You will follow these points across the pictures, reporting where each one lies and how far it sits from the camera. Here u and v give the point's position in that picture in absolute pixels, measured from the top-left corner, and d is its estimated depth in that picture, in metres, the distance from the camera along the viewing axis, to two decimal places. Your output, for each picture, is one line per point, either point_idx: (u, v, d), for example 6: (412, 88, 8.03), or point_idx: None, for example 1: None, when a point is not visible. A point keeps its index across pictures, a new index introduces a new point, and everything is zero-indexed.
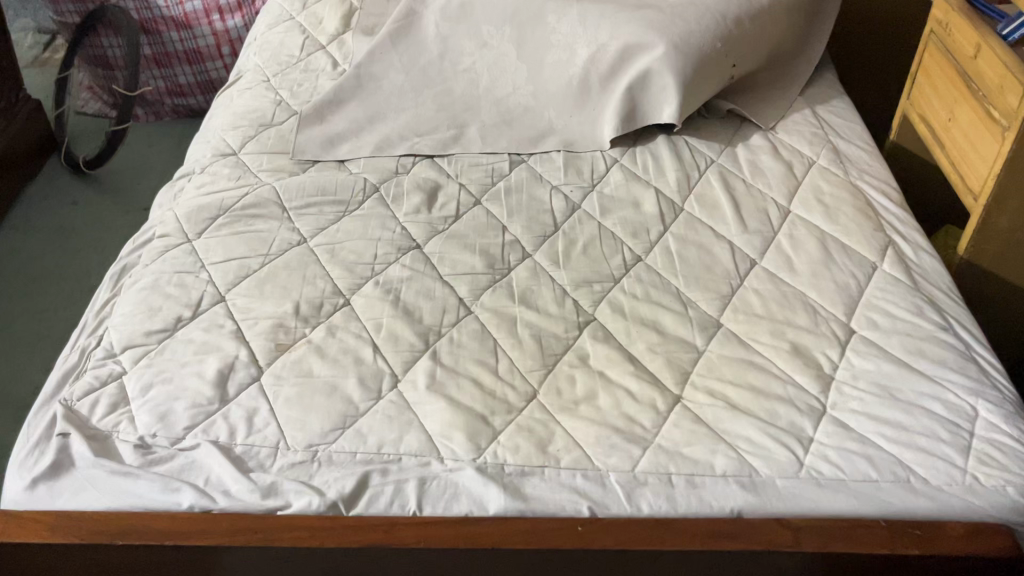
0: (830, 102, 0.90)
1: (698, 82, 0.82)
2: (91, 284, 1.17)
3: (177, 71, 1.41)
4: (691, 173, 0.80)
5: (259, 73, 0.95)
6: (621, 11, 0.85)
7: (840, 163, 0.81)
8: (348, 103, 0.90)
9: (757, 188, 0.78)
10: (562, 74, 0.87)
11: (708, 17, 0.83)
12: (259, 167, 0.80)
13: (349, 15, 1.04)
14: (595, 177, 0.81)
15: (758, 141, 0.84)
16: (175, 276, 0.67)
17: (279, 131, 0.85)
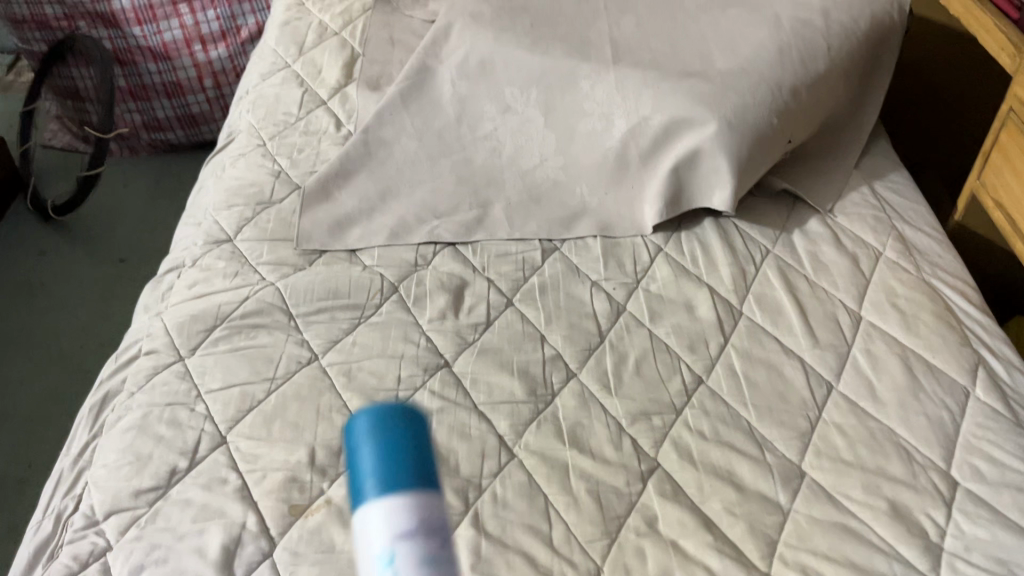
0: (888, 176, 0.82)
1: (752, 163, 0.74)
2: (62, 349, 1.07)
3: (154, 105, 1.30)
4: (747, 267, 0.72)
5: (253, 134, 0.85)
6: (665, 79, 0.75)
7: (910, 257, 0.73)
8: (357, 175, 0.80)
9: (822, 287, 0.70)
10: (596, 147, 0.78)
11: (764, 88, 0.74)
12: (258, 259, 0.70)
13: (351, 63, 0.95)
14: (638, 270, 0.72)
15: (817, 227, 0.76)
16: (167, 411, 0.57)
17: (280, 211, 0.75)
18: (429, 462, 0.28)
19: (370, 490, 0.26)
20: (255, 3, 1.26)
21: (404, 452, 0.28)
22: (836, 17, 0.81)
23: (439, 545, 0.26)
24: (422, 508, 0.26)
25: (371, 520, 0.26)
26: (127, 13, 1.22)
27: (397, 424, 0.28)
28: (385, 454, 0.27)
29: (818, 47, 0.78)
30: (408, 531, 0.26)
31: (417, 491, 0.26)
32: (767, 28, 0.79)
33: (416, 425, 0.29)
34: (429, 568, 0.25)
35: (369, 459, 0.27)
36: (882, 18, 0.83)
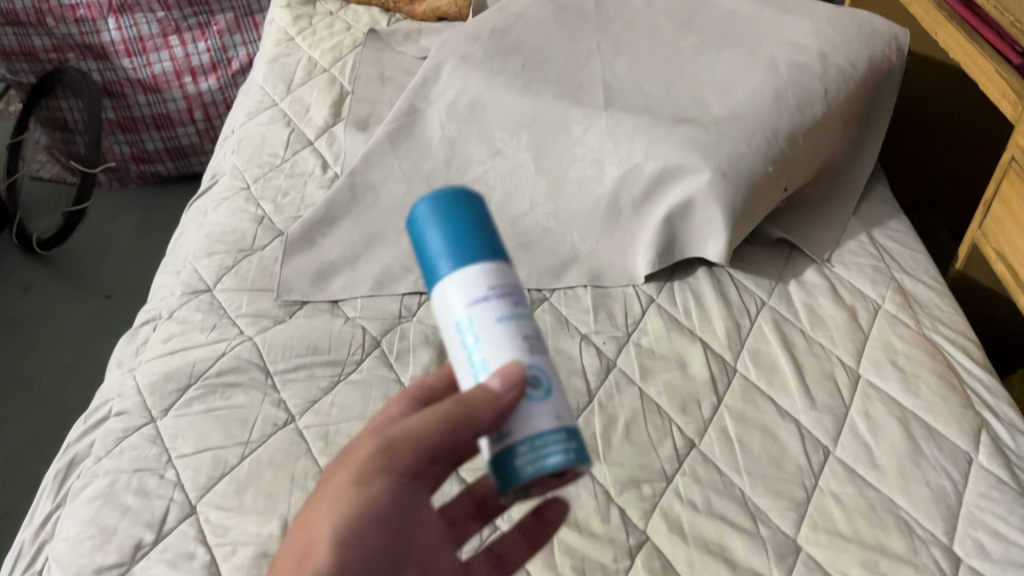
0: (888, 223, 0.80)
1: (748, 213, 0.72)
2: (44, 390, 1.04)
3: (144, 136, 1.29)
4: (742, 320, 0.69)
5: (237, 177, 0.83)
6: (658, 125, 0.74)
7: (910, 310, 0.70)
8: (342, 220, 0.78)
9: (818, 342, 0.68)
10: (588, 193, 0.76)
11: (759, 135, 0.72)
12: (237, 310, 0.68)
13: (339, 102, 0.94)
14: (629, 323, 0.70)
15: (814, 278, 0.73)
16: (135, 478, 0.55)
17: (261, 260, 0.73)
18: (483, 228, 0.37)
19: (445, 265, 0.36)
20: (246, 34, 1.25)
21: (461, 228, 0.37)
22: (833, 60, 0.80)
23: (508, 299, 0.35)
24: (488, 263, 0.36)
25: (451, 282, 0.36)
26: (116, 45, 1.21)
27: (453, 203, 0.37)
28: (452, 231, 0.37)
29: (815, 92, 0.77)
30: (484, 288, 0.35)
31: (483, 255, 0.36)
32: (762, 69, 0.79)
33: (464, 202, 0.38)
34: (502, 319, 0.35)
35: (438, 237, 0.37)
36: (881, 60, 0.83)
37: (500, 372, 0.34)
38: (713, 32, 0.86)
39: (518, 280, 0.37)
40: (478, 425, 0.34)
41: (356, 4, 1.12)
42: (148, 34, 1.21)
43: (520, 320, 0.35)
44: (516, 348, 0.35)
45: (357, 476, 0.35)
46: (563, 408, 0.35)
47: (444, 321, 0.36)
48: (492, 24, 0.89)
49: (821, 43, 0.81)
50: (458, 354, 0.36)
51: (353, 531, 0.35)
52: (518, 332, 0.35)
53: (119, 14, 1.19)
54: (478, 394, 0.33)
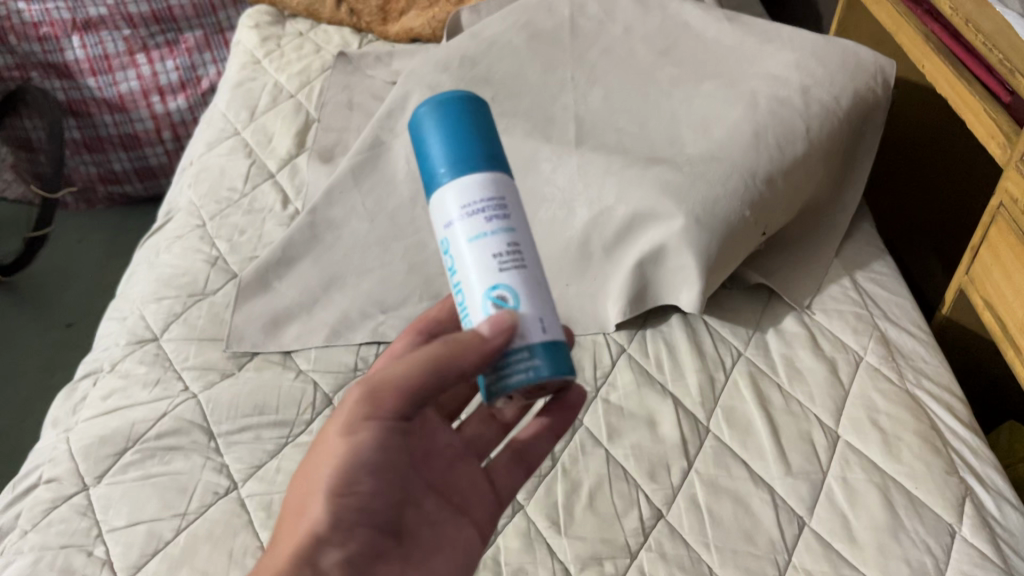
0: (872, 266, 0.76)
1: (723, 260, 0.68)
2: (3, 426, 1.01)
3: (111, 157, 1.26)
4: (716, 374, 0.66)
5: (193, 213, 0.80)
6: (630, 166, 0.71)
7: (894, 362, 0.67)
8: (300, 261, 0.74)
9: (796, 399, 0.64)
10: (557, 235, 0.72)
11: (736, 177, 0.69)
12: (183, 362, 0.65)
13: (304, 130, 0.90)
14: (598, 376, 0.66)
15: (792, 326, 0.70)
16: (61, 555, 0.52)
17: (212, 306, 0.70)
18: (479, 139, 0.41)
19: (441, 175, 0.41)
20: (215, 51, 1.21)
21: (455, 139, 0.41)
22: (815, 94, 0.77)
23: (489, 213, 0.40)
24: (474, 174, 0.40)
25: (441, 192, 0.41)
26: (81, 64, 1.17)
27: (454, 112, 0.42)
28: (446, 142, 0.41)
29: (796, 129, 0.73)
30: (465, 201, 0.40)
31: (472, 168, 0.41)
32: (741, 106, 0.75)
33: (464, 111, 0.42)
34: (477, 233, 0.40)
35: (437, 145, 0.41)
36: (865, 94, 0.79)
37: (489, 319, 0.39)
38: (690, 62, 0.83)
39: (510, 191, 0.41)
40: (466, 366, 0.39)
41: (327, 24, 1.09)
42: (114, 52, 1.17)
43: (498, 235, 0.40)
44: (490, 259, 0.39)
45: (345, 427, 0.41)
46: (534, 322, 0.39)
47: (437, 229, 0.41)
48: (462, 52, 0.85)
49: (803, 75, 0.78)
50: (447, 259, 0.41)
51: (348, 472, 0.41)
52: (493, 244, 0.40)
53: (83, 32, 1.15)
54: (467, 339, 0.39)
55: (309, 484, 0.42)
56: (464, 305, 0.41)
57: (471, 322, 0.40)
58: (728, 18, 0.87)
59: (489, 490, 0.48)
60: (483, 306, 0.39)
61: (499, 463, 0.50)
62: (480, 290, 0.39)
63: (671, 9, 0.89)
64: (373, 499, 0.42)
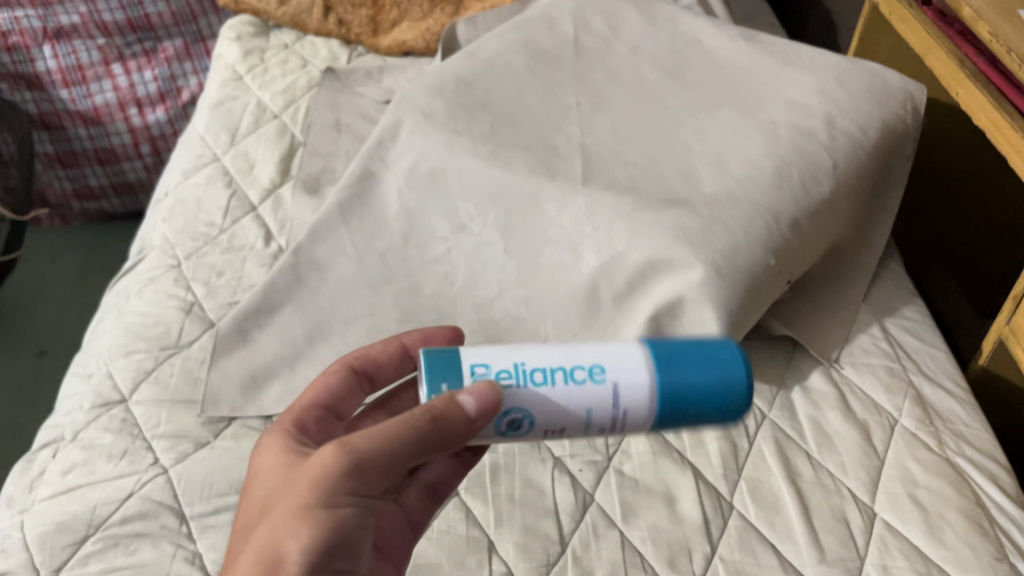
0: (902, 311, 0.71)
1: (747, 313, 0.62)
2: None
3: (85, 172, 1.19)
4: (739, 441, 0.60)
5: (166, 251, 0.73)
6: (644, 209, 0.65)
7: (931, 426, 0.61)
8: (282, 308, 0.68)
9: (826, 470, 0.59)
10: (563, 282, 0.66)
11: (759, 222, 0.63)
12: (153, 429, 0.59)
13: (289, 155, 0.84)
14: (610, 444, 0.60)
15: (820, 384, 0.64)
16: None
17: (186, 361, 0.64)
18: (694, 405, 0.41)
19: (658, 368, 0.41)
20: (197, 61, 1.15)
21: (694, 377, 0.41)
22: (841, 125, 0.71)
23: (604, 423, 0.41)
24: (653, 409, 0.41)
25: (643, 357, 0.41)
26: (53, 75, 1.10)
27: (729, 376, 0.41)
28: (698, 369, 0.41)
29: (822, 166, 0.67)
30: (628, 400, 0.40)
31: (663, 405, 0.41)
32: (761, 138, 0.69)
33: (728, 399, 0.41)
34: (592, 413, 0.40)
35: (694, 367, 0.41)
36: (893, 123, 0.73)
37: (474, 393, 0.39)
38: (705, 86, 0.76)
39: (634, 432, 0.42)
40: (450, 440, 0.39)
41: (314, 35, 1.02)
42: (88, 62, 1.10)
43: (584, 426, 0.41)
44: (558, 420, 0.41)
45: (325, 498, 0.38)
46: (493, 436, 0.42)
47: (616, 356, 0.41)
48: (458, 73, 0.79)
49: (826, 103, 0.72)
50: (590, 357, 0.41)
51: (327, 551, 0.38)
52: (568, 424, 0.41)
53: (55, 40, 1.08)
54: (453, 415, 0.38)
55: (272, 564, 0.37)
56: (527, 374, 0.40)
57: (505, 385, 0.40)
58: (743, 37, 0.81)
59: (405, 527, 0.49)
60: (514, 406, 0.40)
61: (412, 497, 0.51)
62: (530, 402, 0.40)
63: (681, 25, 0.83)
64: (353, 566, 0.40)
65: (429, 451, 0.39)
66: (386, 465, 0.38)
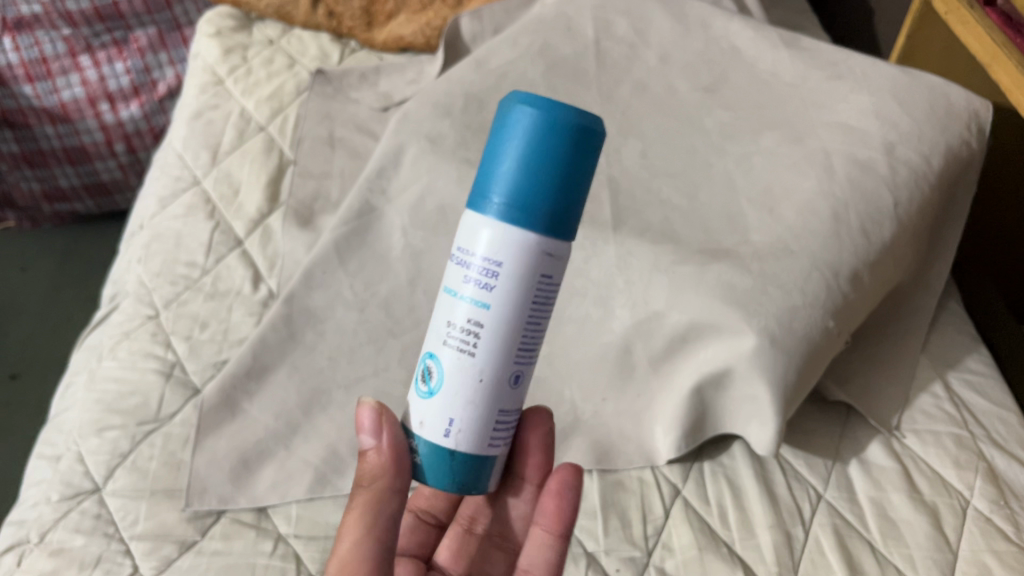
0: (966, 361, 0.63)
1: (802, 385, 0.54)
2: None
3: (56, 172, 1.15)
4: (794, 530, 0.54)
5: (143, 299, 0.66)
6: (684, 263, 0.57)
7: (1007, 505, 0.54)
8: (275, 370, 0.60)
9: (893, 565, 0.52)
10: (592, 341, 0.60)
11: (816, 279, 0.54)
12: (131, 528, 0.52)
13: (278, 176, 0.75)
14: (651, 535, 0.54)
15: (879, 457, 0.58)
16: None
17: (168, 440, 0.57)
18: (523, 176, 0.34)
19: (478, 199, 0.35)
20: (173, 51, 1.09)
21: (499, 170, 0.34)
22: (903, 154, 0.59)
23: (479, 283, 0.34)
24: (495, 222, 0.34)
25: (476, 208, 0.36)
26: (14, 69, 1.03)
27: (515, 130, 0.34)
28: (490, 158, 0.35)
29: (883, 205, 0.57)
30: (464, 246, 0.35)
31: (494, 213, 0.34)
32: (814, 174, 0.59)
33: (526, 136, 0.34)
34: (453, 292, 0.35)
35: (496, 158, 0.34)
36: (959, 149, 0.62)
37: (363, 428, 0.38)
38: (749, 100, 0.67)
39: (527, 255, 0.34)
40: (385, 486, 0.37)
41: (301, 28, 0.92)
42: (53, 54, 1.03)
43: (466, 308, 0.35)
44: (444, 322, 0.35)
45: None
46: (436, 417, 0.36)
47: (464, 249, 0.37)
48: (466, 88, 0.70)
49: (885, 128, 0.61)
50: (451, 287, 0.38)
51: None
52: (453, 313, 0.35)
53: (16, 32, 1.01)
54: (366, 462, 0.37)
55: None
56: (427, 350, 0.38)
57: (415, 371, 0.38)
58: (787, 41, 0.70)
59: None
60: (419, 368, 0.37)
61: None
62: (424, 346, 0.37)
63: (716, 27, 0.72)
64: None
65: (390, 519, 0.37)
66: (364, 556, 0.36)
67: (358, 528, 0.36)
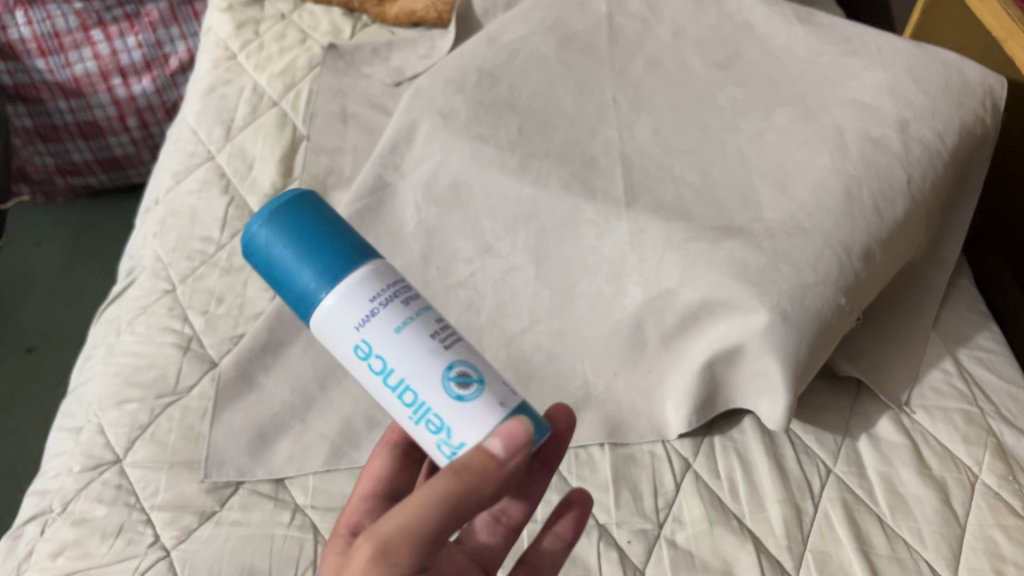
0: (977, 337, 0.64)
1: (814, 360, 0.54)
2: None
3: (69, 147, 1.15)
4: (803, 505, 0.55)
5: (160, 274, 0.66)
6: (697, 240, 0.57)
7: (1016, 481, 0.55)
8: (291, 345, 0.61)
9: (902, 539, 0.53)
10: (604, 317, 0.60)
11: (828, 256, 0.54)
12: (151, 498, 0.53)
13: (291, 151, 0.75)
14: (662, 508, 0.55)
15: (888, 432, 0.58)
16: None
17: (185, 413, 0.57)
18: (320, 241, 0.36)
19: (330, 289, 0.35)
20: (184, 25, 1.09)
21: (325, 253, 0.35)
22: (917, 131, 0.59)
23: (401, 298, 0.35)
24: (361, 273, 0.35)
25: (319, 313, 0.35)
26: (27, 43, 1.04)
27: (281, 241, 0.36)
28: (305, 265, 0.36)
29: (896, 182, 0.57)
30: (368, 305, 0.34)
31: (341, 266, 0.35)
32: (827, 151, 0.59)
33: (310, 222, 0.36)
34: (398, 327, 0.34)
35: (305, 263, 0.35)
36: (973, 126, 0.62)
37: (502, 435, 0.33)
38: (763, 76, 0.67)
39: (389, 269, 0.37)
40: (479, 491, 0.33)
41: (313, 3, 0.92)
42: (64, 28, 1.04)
43: (421, 317, 0.35)
44: (424, 341, 0.34)
45: None
46: (503, 396, 0.35)
47: (342, 348, 0.35)
48: (479, 63, 0.70)
49: (899, 105, 0.60)
50: (368, 376, 0.35)
51: None
52: (422, 327, 0.35)
53: (28, 5, 1.02)
54: (478, 461, 0.33)
55: None
56: (426, 421, 0.35)
57: (444, 420, 0.34)
58: (801, 16, 0.70)
59: None
60: (444, 404, 0.34)
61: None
62: (433, 376, 0.34)
63: (730, 2, 0.72)
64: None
65: (462, 516, 0.34)
66: (415, 533, 0.33)
67: (428, 501, 0.33)
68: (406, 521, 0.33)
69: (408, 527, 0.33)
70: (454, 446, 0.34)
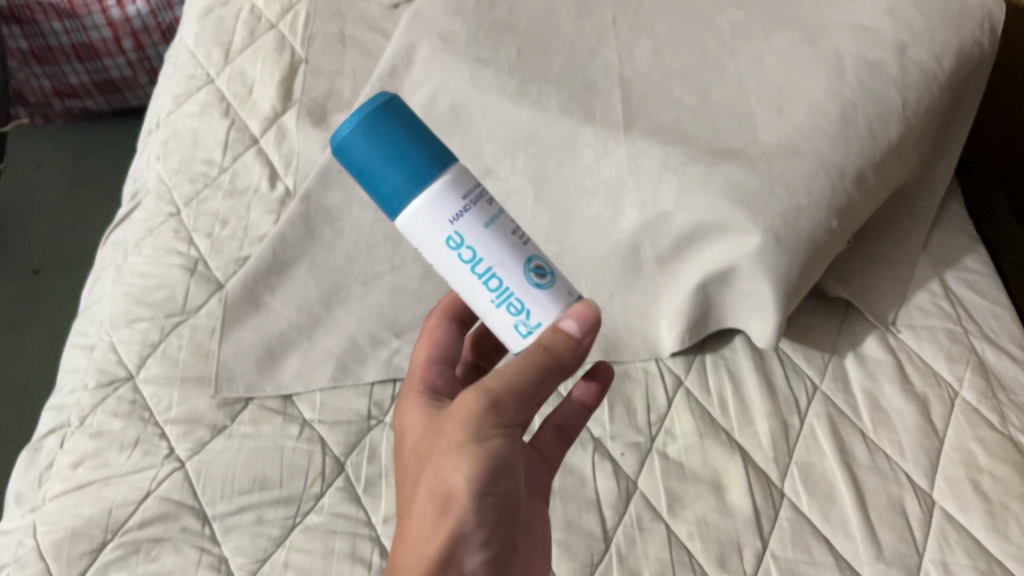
0: (965, 259, 0.65)
1: (804, 281, 0.56)
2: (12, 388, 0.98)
3: (65, 70, 1.15)
4: (791, 419, 0.57)
5: (165, 197, 0.68)
6: (693, 163, 0.58)
7: (994, 396, 0.57)
8: (295, 266, 0.62)
9: (883, 451, 0.55)
10: (601, 237, 0.62)
11: (822, 179, 0.55)
12: (164, 412, 0.55)
13: (291, 74, 0.75)
14: (654, 422, 0.57)
15: (875, 351, 0.60)
16: None
17: (195, 332, 0.59)
18: (401, 148, 0.34)
19: (417, 186, 0.34)
20: None
21: (413, 149, 0.34)
22: (914, 56, 0.59)
23: (485, 199, 0.35)
24: (450, 171, 0.34)
25: (409, 212, 0.34)
26: None
27: (370, 135, 0.34)
28: (394, 162, 0.34)
29: (891, 106, 0.57)
30: (457, 202, 0.34)
31: (430, 170, 0.34)
32: (824, 75, 0.58)
33: (397, 116, 0.35)
34: (486, 223, 0.34)
35: (390, 159, 0.34)
36: (970, 51, 0.61)
37: (576, 316, 0.35)
38: None
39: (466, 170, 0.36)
40: (563, 367, 0.35)
41: None
42: None
43: (503, 216, 0.35)
44: (507, 238, 0.35)
45: (471, 438, 0.35)
46: (569, 287, 0.36)
47: (428, 245, 0.35)
48: None
49: (898, 27, 0.60)
50: (451, 270, 0.35)
51: (487, 485, 0.35)
52: (505, 226, 0.35)
53: None
54: (563, 344, 0.34)
55: (440, 500, 0.35)
56: (507, 304, 0.35)
57: (524, 306, 0.35)
58: None
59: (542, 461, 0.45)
60: (523, 297, 0.35)
61: (547, 441, 0.46)
62: (517, 270, 0.35)
63: None
64: (524, 551, 0.38)
65: (552, 380, 0.36)
66: (514, 393, 0.35)
67: (526, 367, 0.35)
68: (505, 383, 0.35)
69: (506, 389, 0.35)
70: (531, 325, 0.35)
